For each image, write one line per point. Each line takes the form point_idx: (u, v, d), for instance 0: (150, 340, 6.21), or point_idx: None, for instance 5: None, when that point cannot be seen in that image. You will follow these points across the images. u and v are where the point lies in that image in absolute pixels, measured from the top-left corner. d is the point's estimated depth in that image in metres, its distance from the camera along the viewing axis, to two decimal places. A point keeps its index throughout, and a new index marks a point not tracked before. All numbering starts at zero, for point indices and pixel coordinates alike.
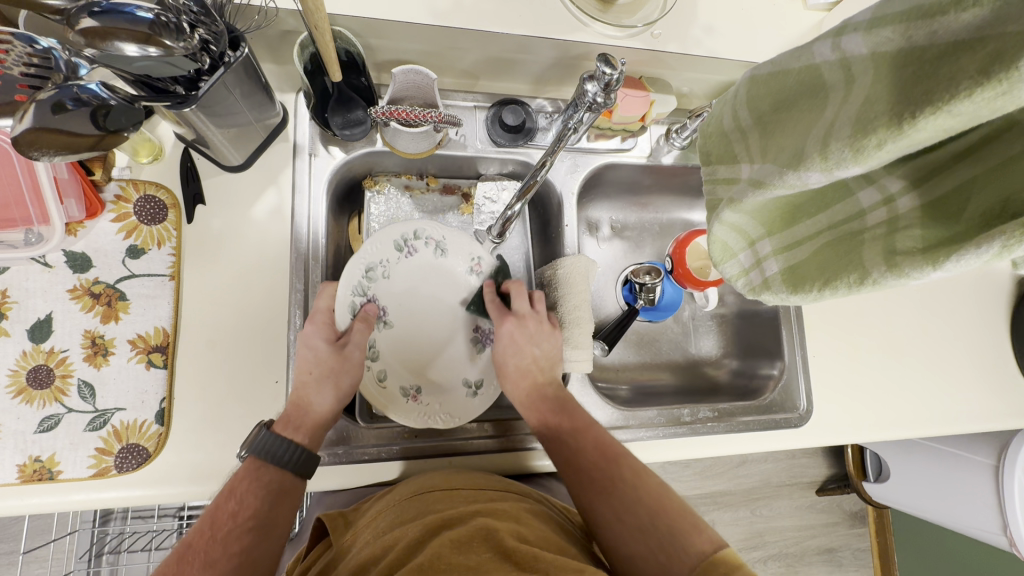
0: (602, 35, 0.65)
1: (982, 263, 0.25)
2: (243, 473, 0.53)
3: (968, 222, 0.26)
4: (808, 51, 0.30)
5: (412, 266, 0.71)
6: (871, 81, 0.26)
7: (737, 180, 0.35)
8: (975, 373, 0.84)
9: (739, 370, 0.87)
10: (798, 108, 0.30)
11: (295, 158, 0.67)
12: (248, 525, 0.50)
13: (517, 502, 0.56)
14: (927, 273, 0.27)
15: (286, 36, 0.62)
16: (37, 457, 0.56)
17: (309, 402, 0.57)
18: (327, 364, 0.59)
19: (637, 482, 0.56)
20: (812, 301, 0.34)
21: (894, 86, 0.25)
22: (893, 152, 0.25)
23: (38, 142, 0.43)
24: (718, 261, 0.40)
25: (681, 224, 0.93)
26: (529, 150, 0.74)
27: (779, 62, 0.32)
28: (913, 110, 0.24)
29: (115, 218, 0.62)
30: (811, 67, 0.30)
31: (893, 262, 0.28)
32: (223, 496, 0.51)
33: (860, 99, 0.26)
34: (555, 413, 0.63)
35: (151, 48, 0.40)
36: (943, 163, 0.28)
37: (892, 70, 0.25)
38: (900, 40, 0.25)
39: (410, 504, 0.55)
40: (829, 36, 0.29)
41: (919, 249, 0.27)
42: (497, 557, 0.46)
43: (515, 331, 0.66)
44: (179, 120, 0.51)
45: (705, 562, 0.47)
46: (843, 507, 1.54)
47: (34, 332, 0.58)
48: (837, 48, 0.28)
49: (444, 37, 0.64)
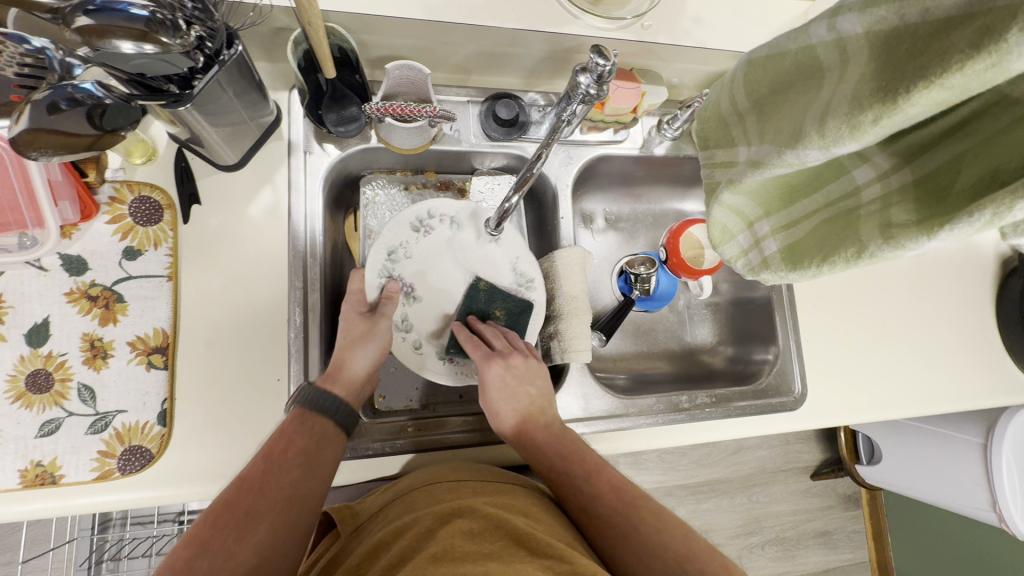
0: (593, 28, 0.66)
1: (976, 231, 0.26)
2: (290, 419, 0.55)
3: (960, 195, 0.27)
4: (803, 33, 0.31)
5: (431, 245, 0.71)
6: (866, 61, 0.27)
7: (735, 162, 0.36)
8: (962, 353, 0.86)
9: (734, 357, 0.89)
10: (795, 90, 0.31)
11: (290, 156, 0.67)
12: (298, 460, 0.52)
13: (523, 496, 0.57)
14: (922, 243, 0.28)
15: (278, 34, 0.62)
16: (38, 462, 0.56)
17: (349, 361, 0.61)
18: (363, 330, 0.64)
19: (662, 527, 0.53)
20: (811, 278, 0.35)
21: (889, 62, 0.26)
22: (888, 128, 0.26)
23: (37, 141, 0.43)
24: (716, 244, 0.41)
25: (673, 215, 0.94)
26: (523, 144, 0.75)
27: (775, 45, 0.33)
28: (907, 87, 0.24)
29: (110, 220, 0.61)
30: (807, 49, 0.30)
31: (889, 235, 0.29)
32: (272, 438, 0.53)
33: (857, 77, 0.27)
34: (564, 456, 0.61)
35: (147, 45, 0.40)
36: (935, 138, 0.29)
37: (887, 48, 0.26)
38: (893, 19, 0.26)
39: (420, 495, 0.55)
40: (824, 18, 0.30)
41: (913, 222, 0.28)
42: (511, 543, 0.47)
43: (503, 371, 0.64)
44: (174, 119, 0.51)
45: None
46: (838, 491, 1.57)
47: (31, 336, 0.58)
48: (833, 29, 0.29)
49: (437, 33, 0.64)
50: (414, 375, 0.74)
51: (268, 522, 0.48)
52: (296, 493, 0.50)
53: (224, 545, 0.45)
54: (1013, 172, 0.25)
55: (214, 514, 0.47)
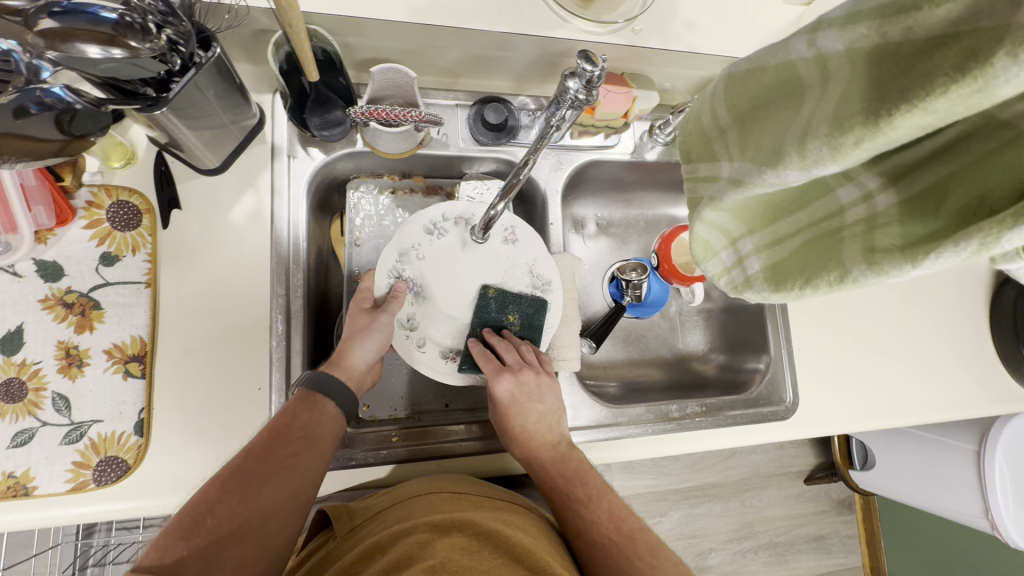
0: (582, 32, 0.65)
1: (959, 261, 0.25)
2: (295, 397, 0.56)
3: (945, 219, 0.26)
4: (784, 48, 0.29)
5: (446, 248, 0.68)
6: (848, 79, 0.26)
7: (718, 178, 0.35)
8: (955, 362, 0.86)
9: (726, 364, 0.88)
10: (775, 107, 0.30)
11: (274, 160, 0.66)
12: (302, 433, 0.53)
13: (525, 514, 0.58)
14: (906, 270, 0.27)
15: (261, 35, 0.60)
16: (10, 473, 0.54)
17: (348, 354, 0.60)
18: (363, 324, 0.63)
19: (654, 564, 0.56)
20: (794, 299, 0.34)
21: (871, 82, 0.25)
22: (869, 150, 0.25)
23: (2, 147, 0.41)
24: (699, 261, 0.40)
25: (666, 220, 0.93)
26: (513, 148, 0.74)
27: (755, 59, 0.32)
28: (888, 109, 0.24)
29: (87, 225, 0.60)
30: (787, 65, 0.29)
31: (872, 260, 0.28)
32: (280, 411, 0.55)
33: (837, 96, 0.26)
34: (569, 480, 0.62)
35: (115, 50, 0.38)
36: (921, 159, 0.28)
37: (870, 68, 0.25)
38: (875, 36, 0.24)
39: (417, 502, 0.54)
40: (805, 32, 0.28)
41: (897, 246, 0.27)
42: (510, 561, 0.48)
43: (514, 390, 0.62)
44: (151, 123, 0.50)
45: None
46: (831, 496, 1.56)
47: (4, 344, 0.56)
48: (812, 45, 0.28)
49: (423, 35, 0.63)
50: (401, 383, 0.73)
51: (270, 491, 0.50)
52: (295, 465, 0.52)
53: (227, 508, 0.47)
54: (1000, 202, 0.25)
55: (222, 477, 0.49)
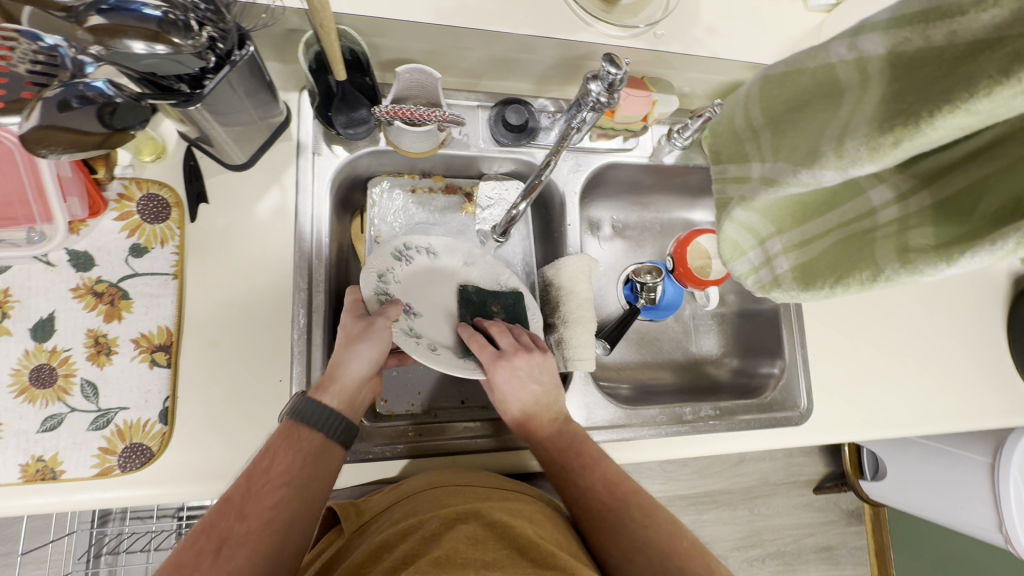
0: (605, 36, 0.66)
1: (996, 258, 0.25)
2: (277, 436, 0.53)
3: (980, 220, 0.27)
4: (822, 51, 0.30)
5: (413, 272, 0.70)
6: (887, 82, 0.27)
7: (749, 178, 0.35)
8: (970, 372, 0.85)
9: (739, 369, 0.88)
10: (813, 108, 0.30)
11: (299, 156, 0.67)
12: (283, 478, 0.49)
13: (530, 502, 0.58)
14: (942, 269, 0.27)
15: (291, 35, 0.62)
16: (39, 457, 0.56)
17: (344, 365, 0.57)
18: (357, 332, 0.59)
19: (659, 531, 0.56)
20: (823, 298, 0.34)
21: (911, 84, 0.25)
22: (911, 151, 0.26)
23: (46, 139, 0.42)
24: (726, 260, 0.39)
25: (681, 224, 0.93)
26: (532, 150, 0.75)
27: (792, 62, 0.32)
28: (929, 110, 0.24)
29: (118, 217, 0.62)
30: (826, 67, 0.30)
31: (907, 259, 0.29)
32: (259, 455, 0.51)
33: (877, 99, 0.27)
34: (565, 453, 0.61)
35: (159, 46, 0.40)
36: (956, 162, 0.29)
37: (912, 71, 0.25)
38: (918, 41, 0.25)
39: (425, 497, 0.55)
40: (846, 36, 0.29)
41: (932, 246, 0.28)
42: (516, 553, 0.48)
43: (509, 372, 0.62)
44: (184, 117, 0.52)
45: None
46: (840, 506, 1.55)
47: (36, 331, 0.58)
48: (854, 48, 0.28)
49: (448, 37, 0.64)
50: (417, 380, 0.73)
51: (241, 552, 0.45)
52: (279, 515, 0.48)
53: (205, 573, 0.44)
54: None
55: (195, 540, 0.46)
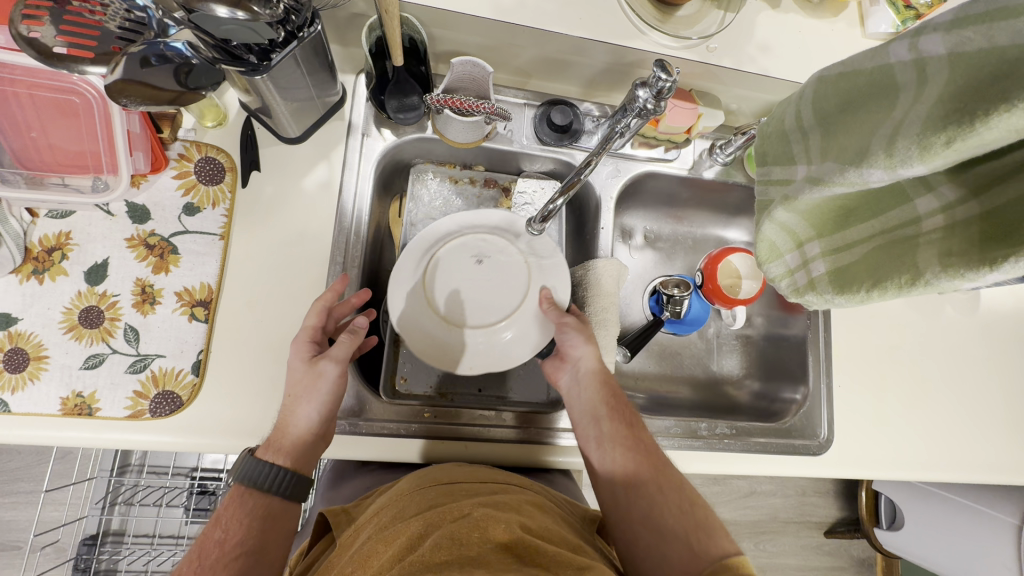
0: (657, 45, 0.66)
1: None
2: (231, 502, 0.54)
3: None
4: (883, 52, 0.30)
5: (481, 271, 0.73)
6: (944, 82, 0.26)
7: (793, 180, 0.36)
8: (1003, 423, 0.82)
9: (760, 392, 0.86)
10: (865, 109, 0.31)
11: (349, 136, 0.69)
12: (237, 551, 0.51)
13: (521, 493, 0.58)
14: (983, 274, 0.27)
15: (355, 20, 0.64)
16: (78, 393, 0.59)
17: (288, 423, 0.57)
18: (305, 383, 0.58)
19: (681, 481, 0.61)
20: (857, 303, 0.36)
21: (968, 87, 0.25)
22: (962, 152, 0.26)
23: (126, 90, 0.45)
24: (764, 261, 0.43)
25: (714, 241, 0.93)
26: (573, 151, 0.76)
27: (850, 63, 0.33)
28: (986, 110, 0.24)
29: (176, 175, 0.65)
30: (884, 67, 0.30)
31: (947, 264, 0.29)
32: (211, 526, 0.53)
33: (932, 99, 0.27)
34: (620, 397, 0.68)
35: (239, 12, 0.42)
36: (1007, 173, 0.28)
37: (967, 71, 0.25)
38: (981, 41, 0.25)
39: (413, 497, 0.55)
40: (907, 36, 0.29)
41: (974, 250, 0.28)
42: (499, 548, 0.48)
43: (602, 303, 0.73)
44: (249, 87, 0.55)
45: (725, 560, 0.51)
46: (851, 553, 1.50)
47: (90, 274, 0.62)
48: (914, 49, 0.28)
49: (504, 33, 0.65)
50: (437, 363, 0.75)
51: None
52: None
53: None
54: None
55: None
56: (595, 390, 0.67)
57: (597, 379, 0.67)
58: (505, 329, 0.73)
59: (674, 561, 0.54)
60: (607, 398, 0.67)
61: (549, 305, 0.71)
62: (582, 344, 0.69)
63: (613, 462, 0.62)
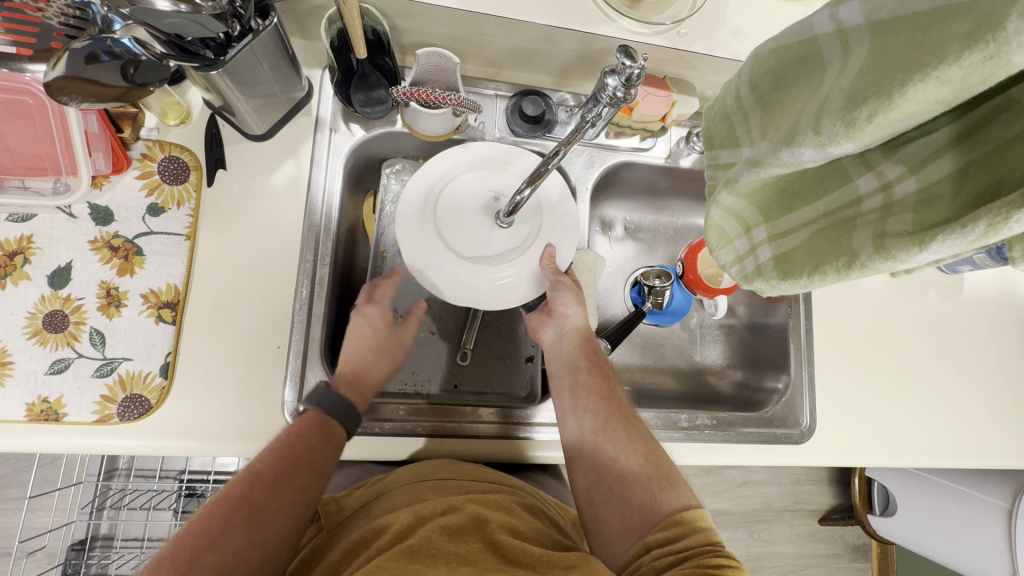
0: (626, 31, 0.65)
1: (967, 245, 0.26)
2: (309, 424, 0.57)
3: (960, 206, 0.26)
4: (807, 25, 0.31)
5: (458, 235, 0.67)
6: (867, 53, 0.27)
7: (736, 162, 0.36)
8: (986, 409, 0.81)
9: (743, 382, 0.86)
10: (798, 84, 0.31)
11: (316, 132, 0.68)
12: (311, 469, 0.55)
13: (511, 494, 0.57)
14: (914, 255, 0.28)
15: (316, 11, 0.63)
16: (45, 398, 0.58)
17: (369, 373, 0.65)
18: (385, 345, 0.68)
19: (651, 438, 0.61)
20: (801, 289, 0.35)
21: (885, 56, 0.26)
22: (884, 127, 0.26)
23: (68, 88, 0.44)
24: (714, 247, 0.42)
25: (696, 231, 0.92)
26: (546, 142, 0.75)
27: (779, 39, 0.33)
28: (905, 80, 0.24)
29: (140, 175, 0.64)
30: (810, 40, 0.31)
31: (882, 246, 0.29)
32: (291, 440, 0.55)
33: (856, 70, 0.27)
34: (597, 356, 0.67)
35: (182, 5, 0.41)
36: (941, 147, 0.28)
37: (885, 42, 0.26)
38: (896, 8, 0.26)
39: (401, 491, 0.55)
40: (827, 9, 0.30)
41: (907, 232, 0.28)
42: (487, 549, 0.49)
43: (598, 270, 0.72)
44: (208, 85, 0.54)
45: (684, 515, 0.54)
46: (845, 540, 1.50)
47: (53, 278, 0.61)
48: (835, 20, 0.29)
49: (470, 22, 0.64)
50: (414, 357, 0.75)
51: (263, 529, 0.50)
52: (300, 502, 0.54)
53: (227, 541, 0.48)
54: (1014, 183, 0.25)
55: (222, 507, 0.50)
56: (575, 343, 0.66)
57: (577, 337, 0.67)
58: (506, 271, 0.67)
59: (633, 511, 0.55)
60: (586, 352, 0.66)
61: (549, 263, 0.68)
62: (574, 305, 0.68)
63: (585, 411, 0.61)
